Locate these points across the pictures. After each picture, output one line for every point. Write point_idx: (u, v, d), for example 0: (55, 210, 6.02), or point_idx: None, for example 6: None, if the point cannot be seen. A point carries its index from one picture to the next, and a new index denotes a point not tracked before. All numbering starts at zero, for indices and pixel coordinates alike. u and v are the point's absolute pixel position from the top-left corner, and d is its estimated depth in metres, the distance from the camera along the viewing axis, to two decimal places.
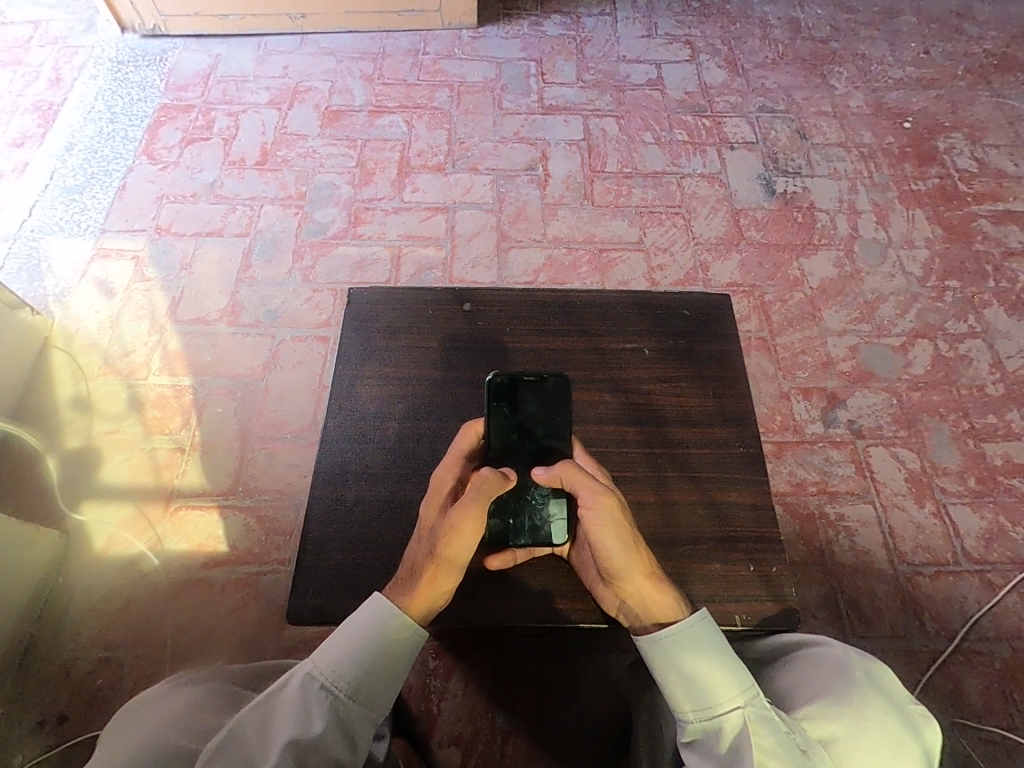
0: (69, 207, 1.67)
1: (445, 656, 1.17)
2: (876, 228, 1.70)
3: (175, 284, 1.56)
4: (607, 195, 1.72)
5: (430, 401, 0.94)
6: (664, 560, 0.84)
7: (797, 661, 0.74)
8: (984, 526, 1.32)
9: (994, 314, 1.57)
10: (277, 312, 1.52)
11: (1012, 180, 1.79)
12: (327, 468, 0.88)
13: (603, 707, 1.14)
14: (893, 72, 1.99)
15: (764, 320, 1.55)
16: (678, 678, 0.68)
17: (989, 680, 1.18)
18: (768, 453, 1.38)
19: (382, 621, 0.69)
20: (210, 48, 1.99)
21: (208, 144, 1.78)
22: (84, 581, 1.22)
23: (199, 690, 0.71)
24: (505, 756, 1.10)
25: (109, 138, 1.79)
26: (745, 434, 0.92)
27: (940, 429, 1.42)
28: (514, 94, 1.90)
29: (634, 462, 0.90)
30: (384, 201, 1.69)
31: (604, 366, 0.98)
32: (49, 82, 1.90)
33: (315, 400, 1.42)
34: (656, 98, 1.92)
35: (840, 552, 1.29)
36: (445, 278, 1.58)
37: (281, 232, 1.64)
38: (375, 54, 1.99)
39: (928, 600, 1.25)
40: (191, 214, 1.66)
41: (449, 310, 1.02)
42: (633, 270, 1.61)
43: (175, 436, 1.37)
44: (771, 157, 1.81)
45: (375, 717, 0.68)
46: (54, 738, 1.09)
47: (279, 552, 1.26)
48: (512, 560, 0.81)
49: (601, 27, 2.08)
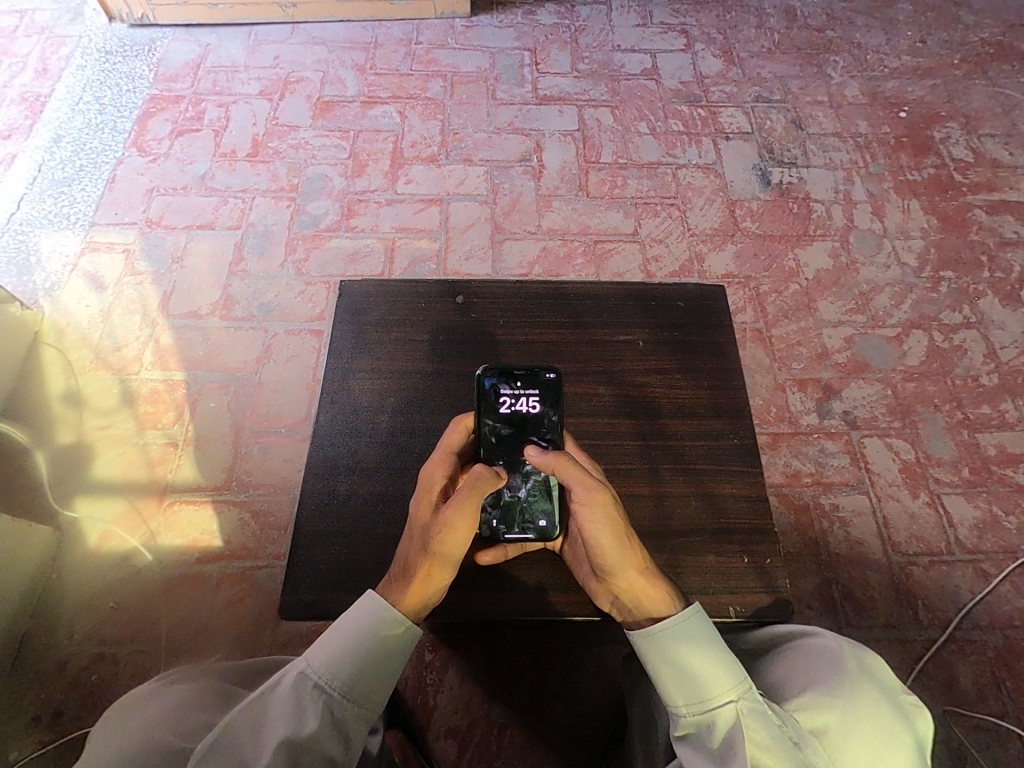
0: (58, 199, 1.65)
1: (441, 648, 1.17)
2: (872, 219, 1.69)
3: (166, 278, 1.54)
4: (602, 186, 1.71)
5: (424, 394, 0.94)
6: (658, 551, 0.84)
7: (788, 653, 0.74)
8: (978, 516, 1.33)
9: (988, 304, 1.57)
10: (270, 306, 1.51)
11: (1008, 170, 1.78)
12: (318, 461, 0.88)
13: (599, 698, 1.14)
14: (889, 60, 1.98)
15: (759, 312, 1.54)
16: (673, 670, 0.68)
17: (981, 668, 1.19)
18: (763, 443, 1.38)
19: (374, 621, 0.69)
20: (199, 37, 1.97)
21: (199, 135, 1.76)
22: (77, 577, 1.22)
23: (190, 688, 0.70)
24: (501, 748, 1.10)
25: (98, 129, 1.77)
26: (740, 426, 0.92)
27: (934, 419, 1.43)
28: (508, 84, 1.89)
29: (628, 456, 0.90)
30: (377, 193, 1.68)
31: (598, 358, 0.97)
32: (36, 72, 1.87)
33: (310, 394, 1.41)
34: (651, 88, 1.90)
35: (834, 542, 1.29)
36: (439, 271, 1.57)
37: (274, 225, 1.62)
38: (367, 44, 1.97)
39: (921, 589, 1.25)
40: (181, 207, 1.65)
41: (441, 302, 1.01)
42: (629, 261, 1.60)
43: (169, 430, 1.37)
44: (766, 146, 1.80)
45: (370, 716, 0.67)
46: (49, 734, 1.09)
47: (274, 546, 1.25)
48: (504, 554, 0.81)
49: (596, 15, 2.06)
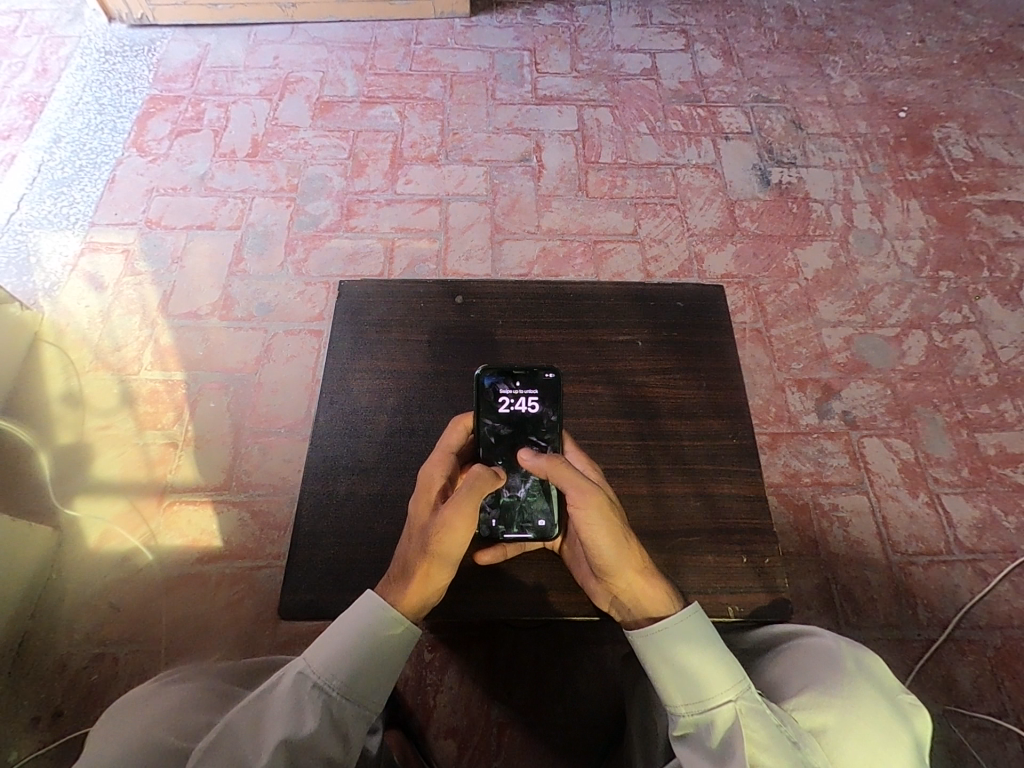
0: (58, 199, 1.65)
1: (441, 647, 1.17)
2: (871, 219, 1.69)
3: (166, 278, 1.54)
4: (602, 186, 1.71)
5: (423, 394, 0.94)
6: (657, 551, 0.84)
7: (787, 652, 0.75)
8: (977, 515, 1.33)
9: (988, 304, 1.57)
10: (270, 306, 1.51)
11: (1008, 169, 1.78)
12: (318, 461, 0.88)
13: (599, 698, 1.14)
14: (888, 60, 1.98)
15: (759, 312, 1.55)
16: (671, 670, 0.68)
17: (980, 667, 1.19)
18: (763, 443, 1.39)
19: (374, 620, 0.69)
20: (199, 38, 1.97)
21: (198, 135, 1.76)
22: (76, 576, 1.22)
23: (190, 688, 0.70)
24: (501, 748, 1.10)
25: (97, 129, 1.77)
26: (740, 426, 0.92)
27: (934, 418, 1.43)
28: (508, 84, 1.89)
29: (627, 456, 0.90)
30: (377, 193, 1.68)
31: (597, 358, 0.97)
32: (35, 73, 1.87)
33: (310, 394, 1.41)
34: (650, 88, 1.90)
35: (834, 542, 1.29)
36: (438, 270, 1.57)
37: (273, 225, 1.62)
38: (367, 44, 1.97)
39: (920, 588, 1.25)
40: (181, 207, 1.65)
41: (440, 302, 1.01)
42: (628, 261, 1.60)
43: (168, 430, 1.37)
44: (766, 146, 1.80)
45: (369, 715, 0.67)
46: (49, 734, 1.09)
47: (273, 546, 1.25)
48: (503, 554, 0.81)
49: (596, 15, 2.06)
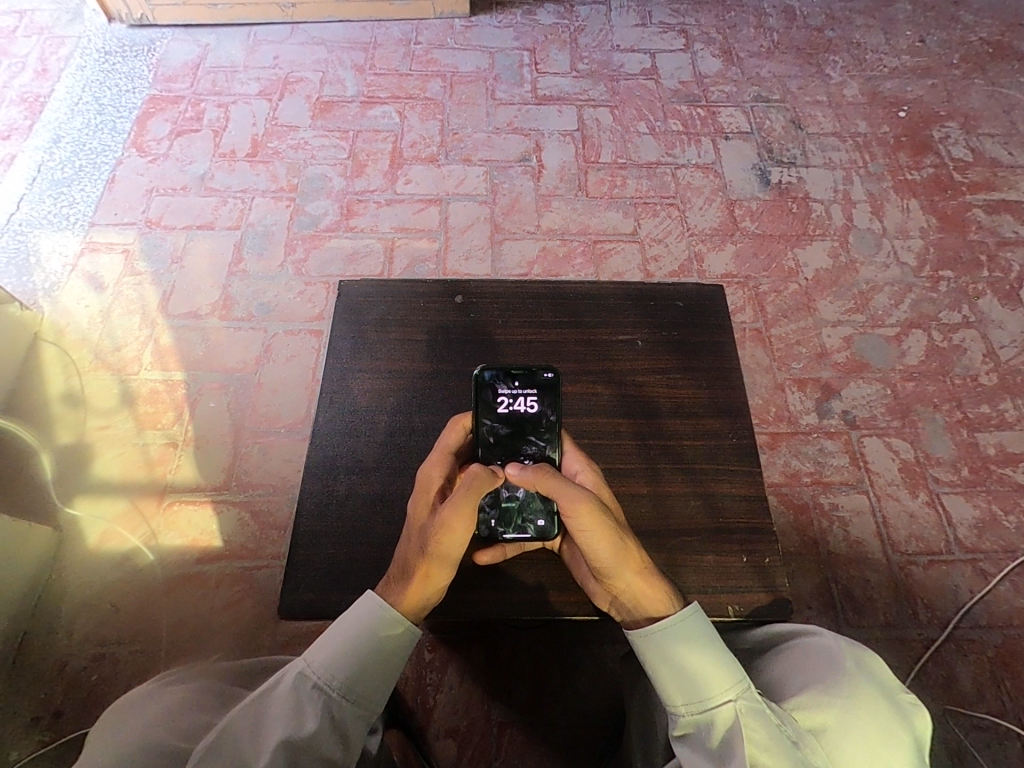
0: (57, 199, 1.65)
1: (441, 647, 1.17)
2: (871, 218, 1.69)
3: (165, 278, 1.54)
4: (602, 186, 1.71)
5: (423, 394, 0.94)
6: (657, 551, 0.84)
7: (787, 651, 0.75)
8: (977, 515, 1.33)
9: (988, 304, 1.57)
10: (270, 306, 1.51)
11: (1007, 169, 1.78)
12: (317, 461, 0.88)
13: (598, 698, 1.14)
14: (888, 60, 1.98)
15: (759, 311, 1.55)
16: (671, 670, 0.68)
17: (980, 667, 1.19)
18: (763, 443, 1.39)
19: (374, 621, 0.69)
20: (199, 37, 1.97)
21: (198, 135, 1.76)
22: (76, 576, 1.22)
23: (190, 689, 0.70)
24: (501, 748, 1.10)
25: (97, 129, 1.77)
26: (739, 425, 0.92)
27: (934, 418, 1.43)
28: (508, 84, 1.89)
29: (627, 455, 0.90)
30: (377, 193, 1.68)
31: (597, 358, 0.97)
32: (35, 73, 1.87)
33: (309, 394, 1.41)
34: (650, 87, 1.90)
35: (834, 542, 1.29)
36: (438, 270, 1.57)
37: (273, 225, 1.62)
38: (366, 44, 1.97)
39: (921, 588, 1.25)
40: (181, 207, 1.65)
41: (440, 302, 1.01)
42: (628, 261, 1.60)
43: (168, 430, 1.37)
44: (766, 146, 1.80)
45: (369, 716, 0.67)
46: (49, 734, 1.09)
47: (273, 546, 1.25)
48: (502, 554, 0.81)
49: (595, 15, 2.06)
